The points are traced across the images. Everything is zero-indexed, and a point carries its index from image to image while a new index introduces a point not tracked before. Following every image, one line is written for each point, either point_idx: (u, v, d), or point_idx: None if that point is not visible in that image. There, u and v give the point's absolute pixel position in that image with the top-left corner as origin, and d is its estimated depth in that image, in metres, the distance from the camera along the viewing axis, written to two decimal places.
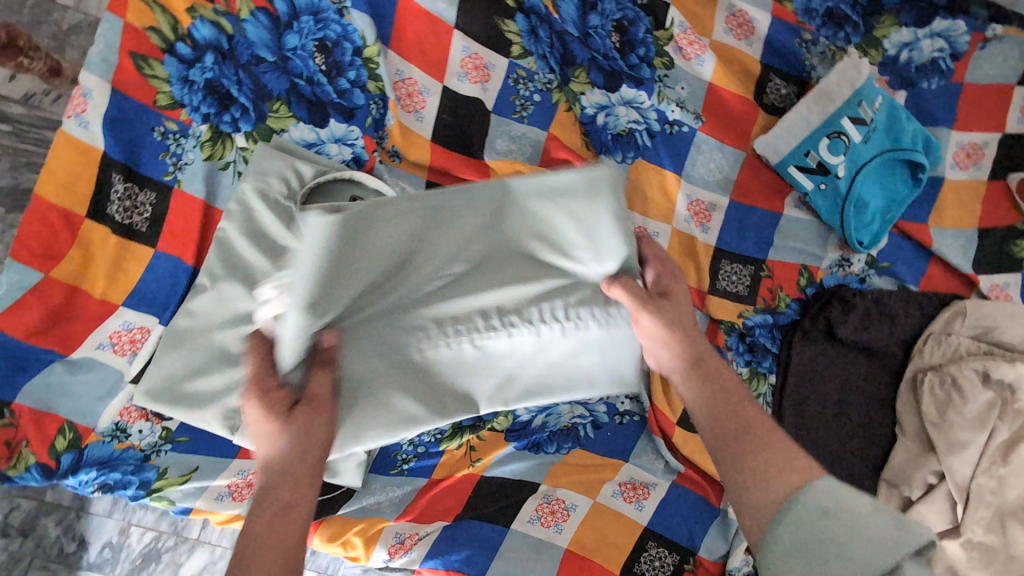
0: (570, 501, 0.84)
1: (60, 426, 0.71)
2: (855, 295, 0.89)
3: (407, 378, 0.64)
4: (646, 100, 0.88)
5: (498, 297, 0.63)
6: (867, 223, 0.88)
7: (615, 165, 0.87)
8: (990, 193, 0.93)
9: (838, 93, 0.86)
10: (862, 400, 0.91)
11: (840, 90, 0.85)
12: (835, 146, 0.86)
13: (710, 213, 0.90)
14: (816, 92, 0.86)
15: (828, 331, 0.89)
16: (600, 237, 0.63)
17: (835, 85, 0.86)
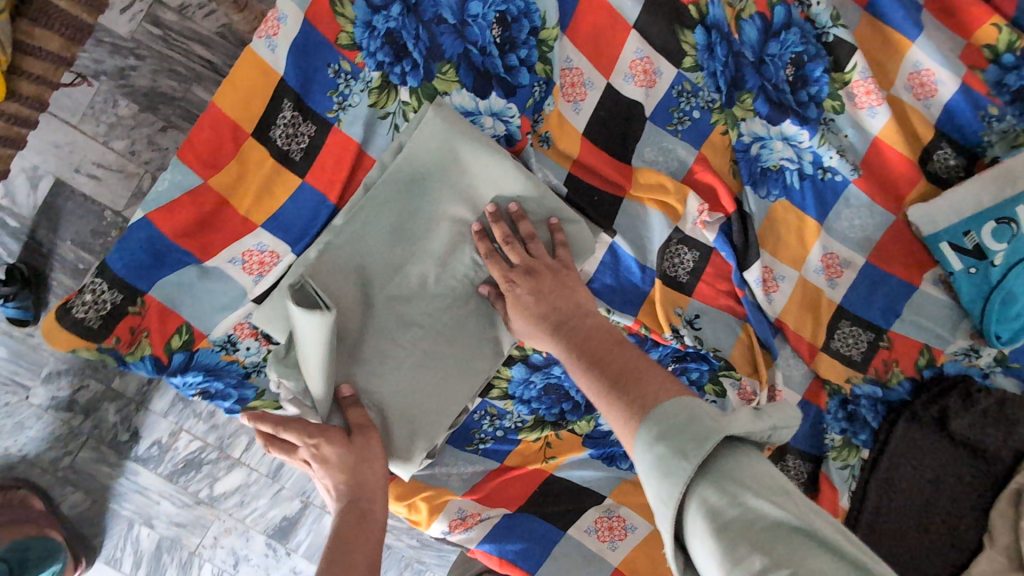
0: (630, 521, 0.82)
1: (179, 325, 0.74)
2: (981, 391, 0.83)
3: (470, 316, 0.75)
4: (806, 140, 0.85)
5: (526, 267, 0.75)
6: (1012, 319, 0.82)
7: (758, 199, 0.85)
8: None
9: (1023, 176, 0.79)
10: (952, 500, 0.86)
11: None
12: (999, 232, 0.81)
13: (842, 269, 0.86)
14: (998, 170, 0.80)
15: (938, 421, 0.85)
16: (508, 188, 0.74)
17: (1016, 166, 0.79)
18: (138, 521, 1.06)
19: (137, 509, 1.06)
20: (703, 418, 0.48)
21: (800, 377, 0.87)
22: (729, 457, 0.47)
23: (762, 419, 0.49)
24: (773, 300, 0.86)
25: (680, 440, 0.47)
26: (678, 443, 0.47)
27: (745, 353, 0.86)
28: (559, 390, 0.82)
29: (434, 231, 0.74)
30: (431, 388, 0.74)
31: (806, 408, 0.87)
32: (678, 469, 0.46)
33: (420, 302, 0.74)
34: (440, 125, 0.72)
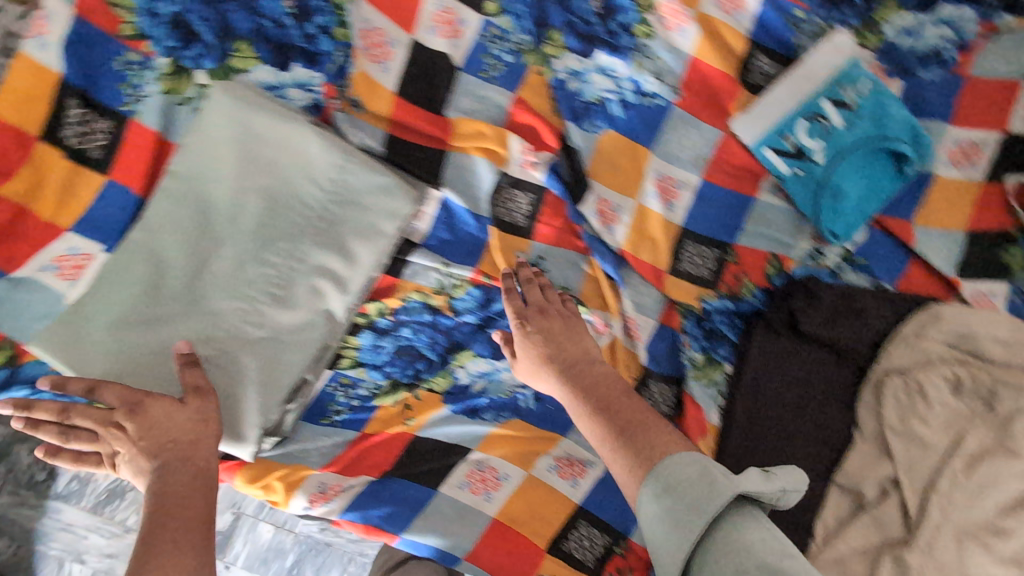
0: (502, 470, 0.84)
1: None
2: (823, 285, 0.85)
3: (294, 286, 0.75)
4: (621, 69, 0.85)
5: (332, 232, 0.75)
6: (843, 213, 0.84)
7: (583, 133, 0.84)
8: (985, 193, 0.89)
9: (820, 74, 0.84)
10: (816, 399, 0.87)
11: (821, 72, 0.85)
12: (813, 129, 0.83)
13: (678, 190, 0.87)
14: (800, 71, 0.84)
15: (787, 323, 0.86)
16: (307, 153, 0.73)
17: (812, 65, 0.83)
18: (69, 558, 0.98)
19: (66, 546, 0.98)
20: (713, 473, 0.59)
21: (652, 303, 0.86)
22: (735, 514, 0.58)
23: (771, 481, 0.60)
24: (612, 231, 0.85)
25: (689, 494, 0.58)
26: (685, 487, 0.59)
27: (594, 287, 0.86)
28: (409, 351, 0.83)
29: (244, 208, 0.73)
30: (259, 364, 0.73)
31: (661, 333, 0.87)
32: (690, 522, 0.57)
33: (228, 276, 0.73)
34: (227, 102, 0.72)
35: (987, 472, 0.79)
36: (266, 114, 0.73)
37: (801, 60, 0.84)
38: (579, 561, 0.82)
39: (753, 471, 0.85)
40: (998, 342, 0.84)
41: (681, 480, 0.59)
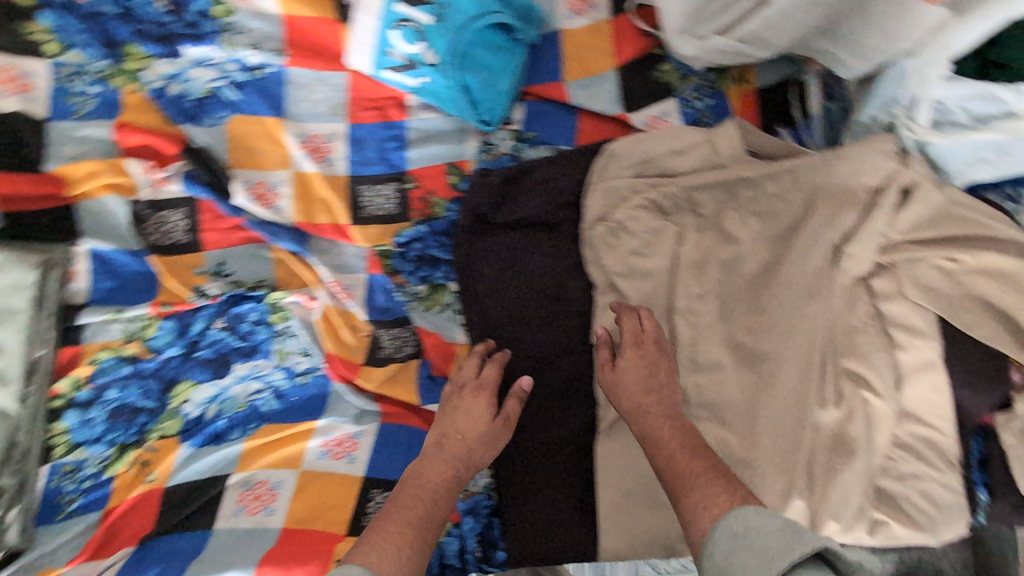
0: (273, 479, 0.80)
1: None
2: (498, 172, 0.87)
3: None
4: (216, 55, 0.82)
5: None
6: (484, 99, 0.84)
7: (205, 130, 0.82)
8: (616, 27, 0.91)
9: None
10: (541, 278, 0.89)
11: None
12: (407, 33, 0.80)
13: (329, 144, 0.85)
14: None
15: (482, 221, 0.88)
16: None
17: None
18: None
19: None
20: (798, 531, 0.56)
21: (351, 258, 0.85)
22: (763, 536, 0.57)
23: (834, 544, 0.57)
24: (278, 209, 0.83)
25: (786, 538, 0.55)
26: (739, 561, 0.57)
27: (287, 269, 0.84)
28: (123, 410, 0.79)
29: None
30: None
31: (373, 282, 0.86)
32: (773, 559, 0.55)
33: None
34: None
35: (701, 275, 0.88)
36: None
37: None
38: None
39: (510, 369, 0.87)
40: (674, 156, 0.88)
41: (766, 530, 0.57)
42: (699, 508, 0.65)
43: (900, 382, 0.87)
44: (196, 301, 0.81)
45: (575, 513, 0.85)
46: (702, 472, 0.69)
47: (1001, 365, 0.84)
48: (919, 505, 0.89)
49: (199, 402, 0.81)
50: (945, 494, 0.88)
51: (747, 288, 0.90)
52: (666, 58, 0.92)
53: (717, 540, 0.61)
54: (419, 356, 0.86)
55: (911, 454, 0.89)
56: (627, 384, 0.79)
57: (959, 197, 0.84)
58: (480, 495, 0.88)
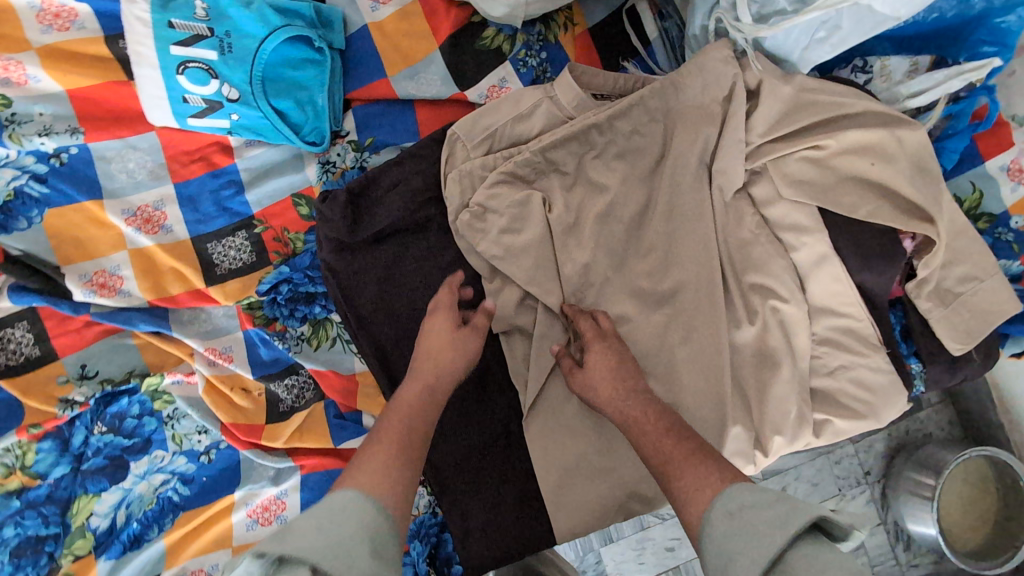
0: (208, 565, 0.76)
1: None
2: (344, 189, 0.83)
3: None
4: (7, 152, 0.76)
5: None
6: (305, 119, 0.80)
7: (20, 235, 0.76)
8: (425, 6, 0.87)
9: (140, 27, 0.74)
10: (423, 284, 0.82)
11: (138, 25, 0.74)
12: (194, 75, 0.75)
13: (161, 210, 0.80)
14: (130, 36, 0.74)
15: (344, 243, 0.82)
16: None
17: (135, 20, 0.74)
18: None
19: None
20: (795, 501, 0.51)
21: (221, 320, 0.82)
22: (755, 510, 0.51)
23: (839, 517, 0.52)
24: (125, 294, 0.78)
25: (781, 508, 0.51)
26: (745, 542, 0.50)
27: (156, 351, 0.80)
28: (27, 543, 0.73)
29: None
30: None
31: (251, 338, 0.82)
32: (770, 534, 0.49)
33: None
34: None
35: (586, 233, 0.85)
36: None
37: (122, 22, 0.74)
38: None
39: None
40: (520, 121, 0.85)
41: (756, 510, 0.52)
42: (690, 487, 0.58)
43: (805, 281, 0.86)
44: (66, 413, 0.77)
45: (520, 509, 0.83)
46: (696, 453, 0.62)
47: (894, 237, 0.83)
48: (858, 396, 0.87)
49: (104, 511, 0.76)
50: (877, 378, 0.86)
51: (630, 233, 0.87)
52: (486, 23, 0.88)
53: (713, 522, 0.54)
54: (322, 398, 0.83)
55: (837, 349, 0.87)
56: (595, 383, 0.71)
57: (809, 82, 0.82)
58: (426, 516, 0.84)
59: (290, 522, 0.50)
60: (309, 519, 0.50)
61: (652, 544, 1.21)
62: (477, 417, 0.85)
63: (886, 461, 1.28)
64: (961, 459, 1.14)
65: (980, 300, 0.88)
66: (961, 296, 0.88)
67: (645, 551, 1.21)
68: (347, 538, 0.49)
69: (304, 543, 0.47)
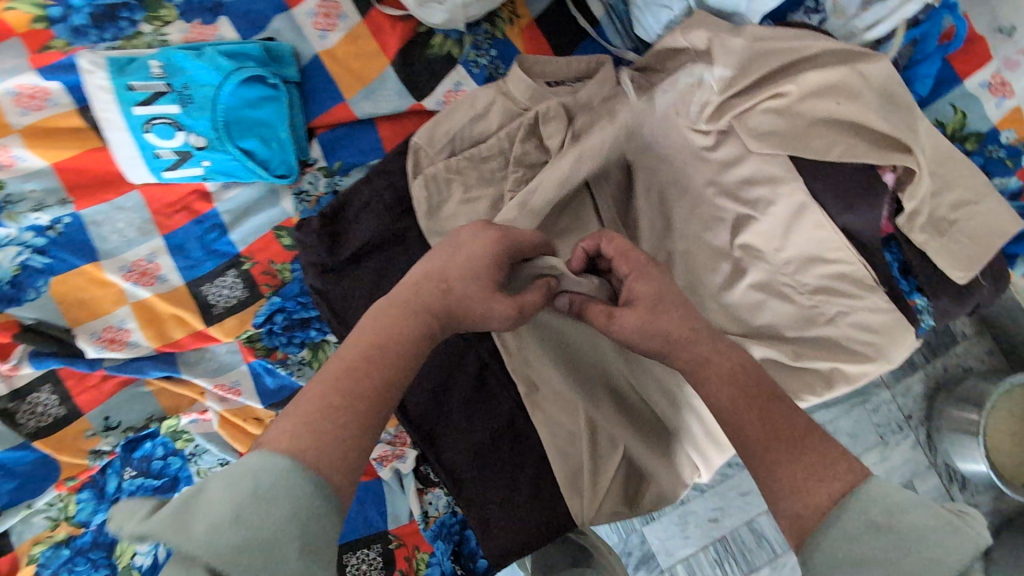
0: None
1: None
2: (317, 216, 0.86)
3: None
4: (9, 231, 0.82)
5: None
6: (273, 154, 0.84)
7: (31, 305, 0.82)
8: (374, 26, 0.89)
9: (106, 94, 0.78)
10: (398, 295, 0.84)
11: (104, 92, 0.78)
12: (162, 130, 0.79)
13: (154, 262, 0.85)
14: (98, 103, 0.78)
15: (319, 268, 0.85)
16: None
17: (97, 88, 0.78)
18: None
19: None
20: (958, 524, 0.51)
21: (225, 357, 0.85)
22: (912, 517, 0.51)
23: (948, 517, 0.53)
24: (131, 347, 0.83)
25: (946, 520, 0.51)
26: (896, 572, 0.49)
27: (170, 394, 0.84)
28: None
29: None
30: None
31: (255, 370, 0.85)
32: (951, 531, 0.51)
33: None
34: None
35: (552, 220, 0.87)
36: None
37: (88, 92, 0.78)
38: None
39: (416, 394, 0.85)
40: (481, 120, 0.86)
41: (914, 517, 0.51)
42: (802, 479, 0.57)
43: (789, 232, 0.85)
44: (96, 463, 0.81)
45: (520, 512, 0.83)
46: (807, 430, 0.60)
47: (872, 173, 0.80)
48: (864, 339, 0.85)
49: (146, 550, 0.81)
50: (878, 318, 0.84)
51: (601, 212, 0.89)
52: (433, 31, 0.90)
53: (846, 520, 0.52)
54: None
55: (833, 295, 0.86)
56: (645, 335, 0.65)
57: (760, 32, 0.81)
58: (446, 518, 0.84)
59: (206, 491, 0.47)
60: (225, 484, 0.47)
61: (696, 517, 1.18)
62: (481, 415, 0.85)
63: (925, 402, 1.24)
64: (1002, 389, 1.10)
65: (976, 225, 0.85)
66: (957, 223, 0.85)
67: (689, 524, 1.18)
68: (271, 524, 0.45)
69: (208, 544, 0.44)
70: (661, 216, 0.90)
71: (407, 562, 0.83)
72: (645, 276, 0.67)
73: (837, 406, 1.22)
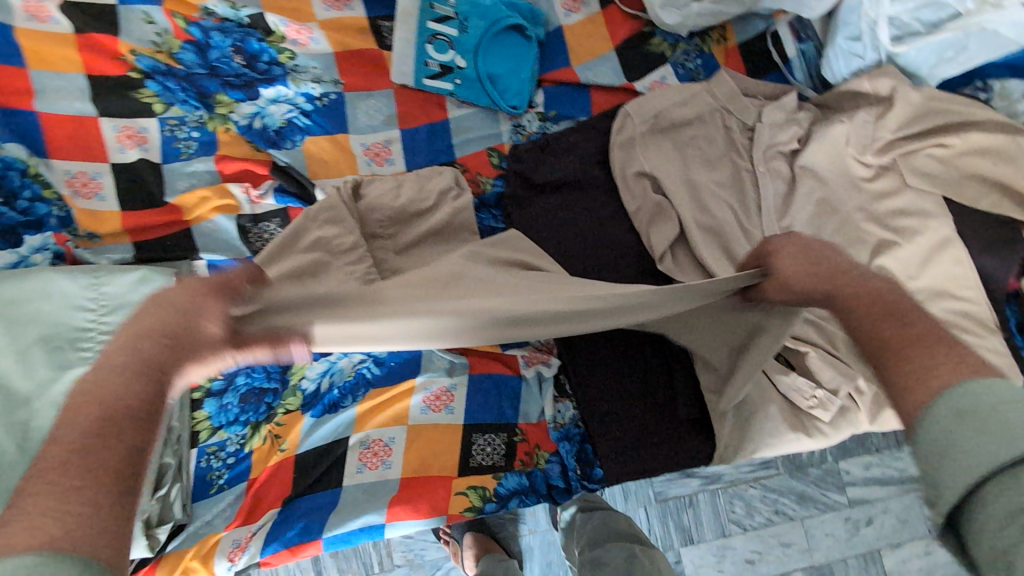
0: (386, 436, 0.92)
1: None
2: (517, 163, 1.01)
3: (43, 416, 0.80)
4: (288, 92, 1.00)
5: (68, 335, 0.84)
6: (509, 88, 1.01)
7: (287, 152, 0.99)
8: (609, 17, 1.08)
9: (411, 7, 0.98)
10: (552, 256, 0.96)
11: (411, 5, 0.98)
12: (439, 46, 0.99)
13: (388, 148, 1.02)
14: (399, 13, 0.98)
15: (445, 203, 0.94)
16: (35, 288, 0.83)
17: (406, 1, 0.99)
18: None
19: None
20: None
21: None
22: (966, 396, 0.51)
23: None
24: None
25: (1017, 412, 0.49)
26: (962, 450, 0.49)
27: None
28: (252, 393, 0.91)
29: (34, 362, 0.81)
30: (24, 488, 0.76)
31: None
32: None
33: (51, 423, 0.80)
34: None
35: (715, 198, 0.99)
36: (9, 283, 0.82)
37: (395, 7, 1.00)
38: (490, 465, 0.91)
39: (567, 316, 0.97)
40: (680, 105, 1.02)
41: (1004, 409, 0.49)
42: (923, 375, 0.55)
43: (926, 263, 0.94)
44: None
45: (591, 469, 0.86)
46: (946, 344, 0.57)
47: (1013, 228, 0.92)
48: None
49: (315, 377, 0.93)
50: None
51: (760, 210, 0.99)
52: (654, 33, 1.08)
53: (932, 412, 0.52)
54: None
55: None
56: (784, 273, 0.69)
57: (935, 94, 0.96)
58: (570, 426, 0.94)
59: None
60: None
61: (734, 553, 1.20)
62: (626, 345, 0.95)
63: None
64: None
65: None
66: None
67: (726, 558, 1.20)
68: None
69: None
70: (813, 227, 0.99)
71: (528, 456, 0.92)
72: (780, 247, 0.71)
73: (891, 484, 1.25)
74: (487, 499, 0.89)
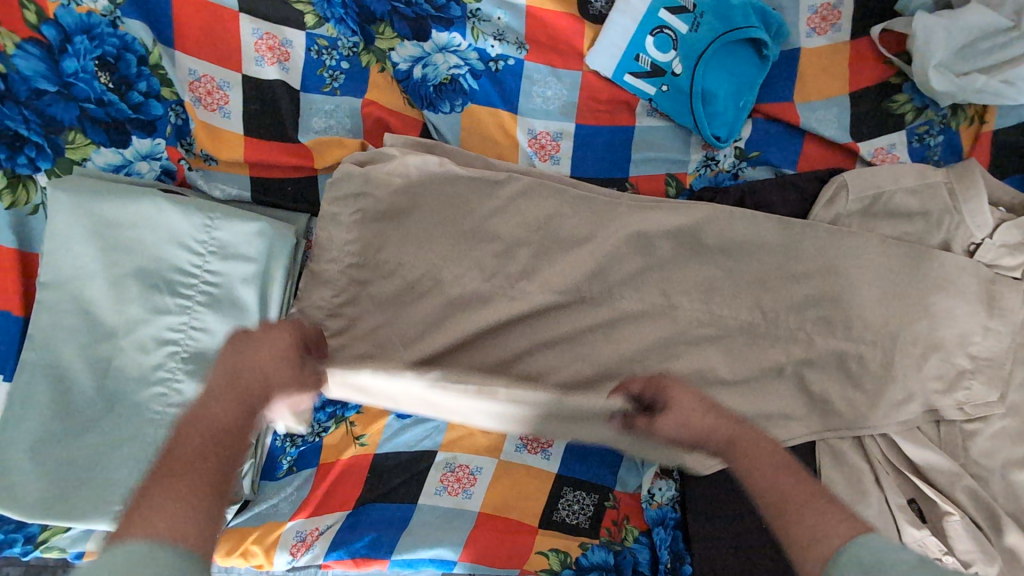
0: (474, 464, 0.84)
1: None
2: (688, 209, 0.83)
3: (133, 359, 0.72)
4: (462, 42, 0.84)
5: (169, 274, 0.73)
6: (719, 114, 0.84)
7: (443, 117, 0.84)
8: (855, 51, 0.88)
9: None
10: (694, 330, 0.83)
11: None
12: (662, 41, 0.83)
13: (557, 142, 0.87)
14: None
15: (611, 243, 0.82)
16: (142, 211, 0.72)
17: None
18: None
19: None
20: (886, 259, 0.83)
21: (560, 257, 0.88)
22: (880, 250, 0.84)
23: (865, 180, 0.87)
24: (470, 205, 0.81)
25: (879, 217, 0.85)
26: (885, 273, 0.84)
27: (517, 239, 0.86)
28: None
29: (126, 295, 0.71)
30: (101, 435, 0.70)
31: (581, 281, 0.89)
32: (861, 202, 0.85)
33: (133, 366, 0.72)
34: (70, 200, 0.70)
35: (912, 309, 0.83)
36: (113, 201, 0.71)
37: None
38: (573, 525, 0.82)
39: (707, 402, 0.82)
40: (907, 188, 0.85)
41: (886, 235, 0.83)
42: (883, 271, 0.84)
43: None
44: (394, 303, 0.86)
45: (817, 493, 0.54)
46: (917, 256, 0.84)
47: None
48: None
49: None
50: None
51: (936, 342, 0.84)
52: (902, 86, 0.88)
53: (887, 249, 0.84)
54: None
55: None
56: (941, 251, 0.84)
57: None
58: (667, 508, 0.84)
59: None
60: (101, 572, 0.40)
61: None
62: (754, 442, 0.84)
63: None
64: None
65: None
66: None
67: None
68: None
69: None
70: None
71: (616, 527, 0.83)
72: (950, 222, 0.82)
73: None
74: (566, 565, 0.79)
